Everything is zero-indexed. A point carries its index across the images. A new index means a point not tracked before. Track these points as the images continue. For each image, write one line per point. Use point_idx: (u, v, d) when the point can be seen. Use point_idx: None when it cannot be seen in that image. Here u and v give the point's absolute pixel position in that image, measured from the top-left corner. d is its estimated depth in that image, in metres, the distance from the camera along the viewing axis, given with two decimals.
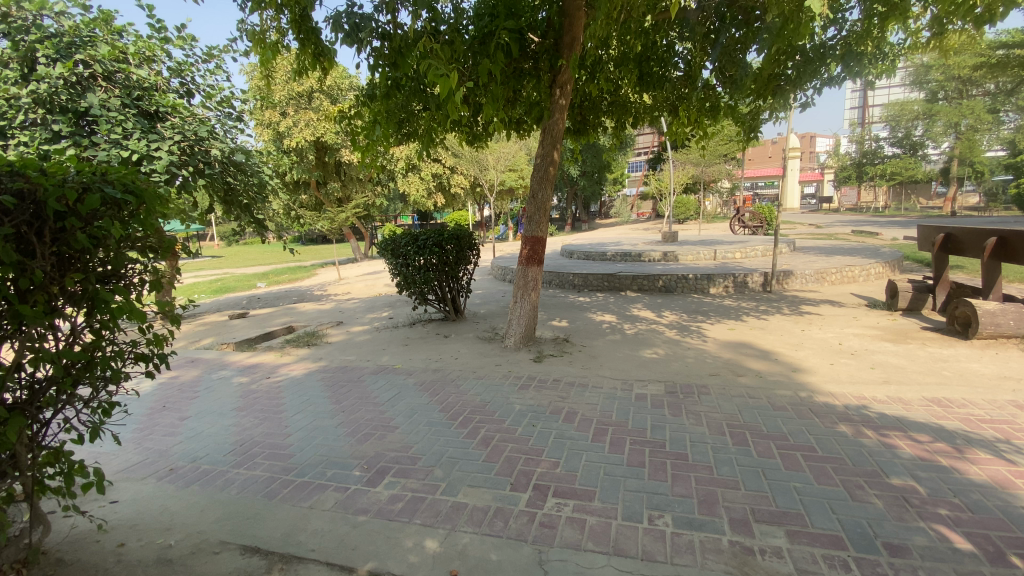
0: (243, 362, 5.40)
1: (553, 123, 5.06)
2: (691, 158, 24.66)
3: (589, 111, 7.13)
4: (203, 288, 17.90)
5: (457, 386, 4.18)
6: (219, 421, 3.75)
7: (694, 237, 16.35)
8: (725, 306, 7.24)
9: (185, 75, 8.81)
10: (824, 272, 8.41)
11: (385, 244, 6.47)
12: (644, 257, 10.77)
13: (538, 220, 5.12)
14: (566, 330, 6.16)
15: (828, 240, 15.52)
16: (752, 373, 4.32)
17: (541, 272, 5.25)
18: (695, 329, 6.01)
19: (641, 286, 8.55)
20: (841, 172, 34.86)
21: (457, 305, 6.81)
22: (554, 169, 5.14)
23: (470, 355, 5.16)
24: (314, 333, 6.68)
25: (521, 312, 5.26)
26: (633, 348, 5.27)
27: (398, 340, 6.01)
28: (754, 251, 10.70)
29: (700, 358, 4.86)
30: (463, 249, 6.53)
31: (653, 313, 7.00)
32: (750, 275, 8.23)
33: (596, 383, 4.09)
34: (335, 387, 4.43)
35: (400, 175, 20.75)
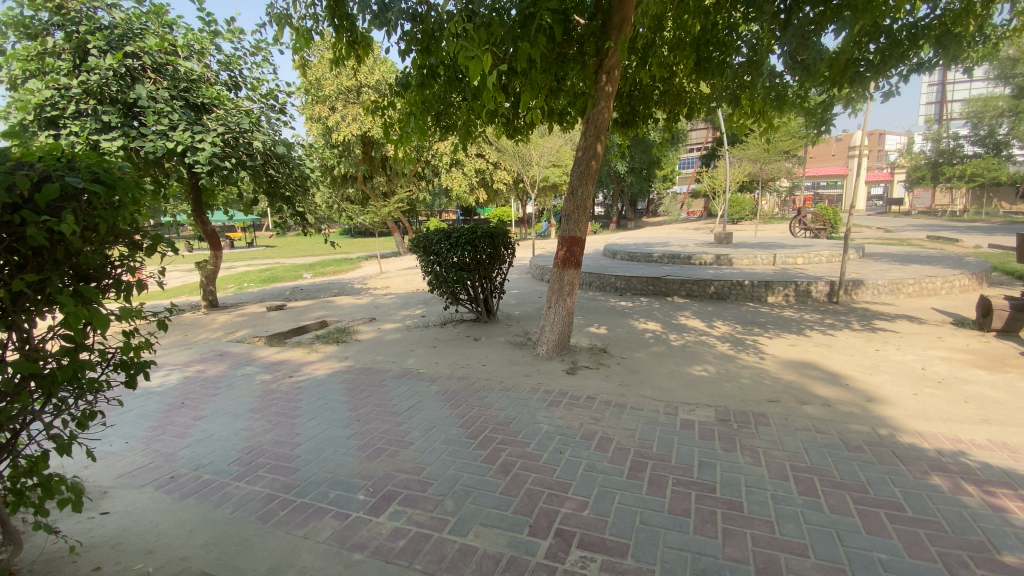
0: (270, 358, 5.29)
1: (598, 113, 4.61)
2: (748, 155, 23.30)
3: (639, 101, 6.62)
4: (253, 277, 18.47)
5: (482, 398, 3.86)
6: (232, 424, 3.59)
7: (749, 240, 15.36)
8: (786, 318, 6.56)
9: (234, 68, 8.96)
10: (900, 283, 7.53)
11: (417, 241, 6.22)
12: (695, 260, 10.09)
13: (577, 219, 4.70)
14: (606, 338, 5.72)
15: (901, 246, 14.16)
16: (818, 401, 3.76)
17: (579, 275, 4.85)
18: (750, 344, 5.42)
19: (690, 292, 7.95)
20: (914, 172, 32.21)
21: (490, 306, 6.51)
22: (596, 163, 4.70)
23: (500, 362, 4.82)
24: (345, 329, 6.53)
25: (556, 317, 4.87)
26: (679, 363, 4.78)
27: (428, 342, 5.74)
28: (817, 256, 9.82)
29: (756, 379, 4.32)
30: (497, 248, 6.21)
31: (703, 323, 6.43)
32: (814, 284, 7.47)
33: (635, 404, 3.66)
34: (356, 390, 4.20)
35: (444, 170, 20.69)
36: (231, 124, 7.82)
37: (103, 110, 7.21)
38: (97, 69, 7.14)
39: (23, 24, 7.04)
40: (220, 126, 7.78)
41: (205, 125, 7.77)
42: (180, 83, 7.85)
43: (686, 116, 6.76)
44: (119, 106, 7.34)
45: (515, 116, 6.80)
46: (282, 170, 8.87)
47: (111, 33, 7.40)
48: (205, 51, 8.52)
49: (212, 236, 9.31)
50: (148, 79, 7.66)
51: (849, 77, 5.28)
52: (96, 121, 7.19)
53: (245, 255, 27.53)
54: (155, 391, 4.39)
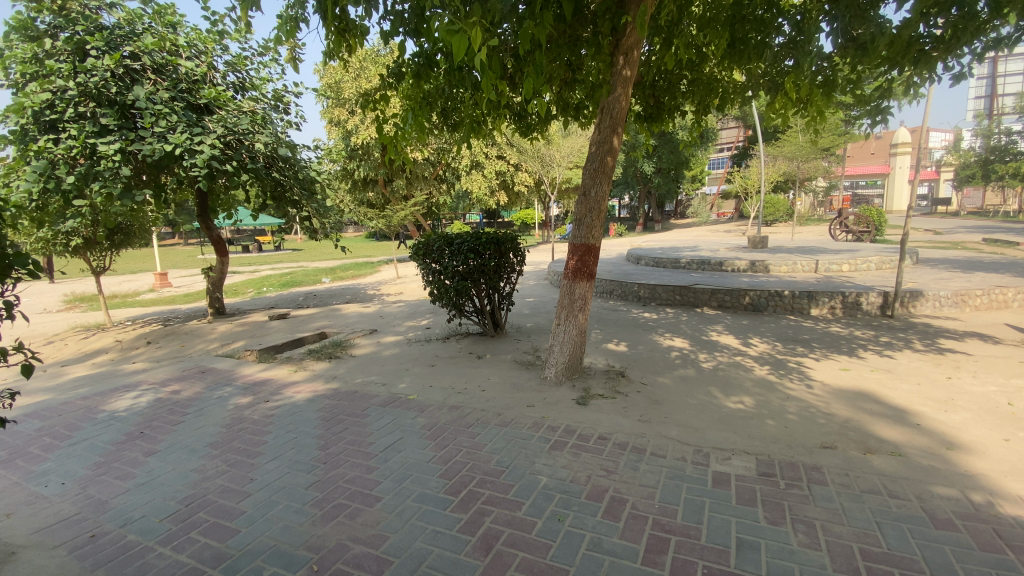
0: (253, 377, 4.83)
1: (612, 102, 3.98)
2: (784, 153, 22.01)
3: (664, 91, 6.00)
4: (272, 282, 18.35)
5: (474, 435, 3.27)
6: (184, 463, 3.12)
7: (787, 244, 14.38)
8: (833, 335, 5.77)
9: (242, 69, 8.67)
10: (965, 294, 6.62)
11: (416, 248, 5.68)
12: (727, 266, 9.30)
13: (591, 224, 4.08)
14: (625, 358, 5.06)
15: (958, 250, 12.96)
16: (885, 450, 3.04)
17: (592, 288, 4.23)
18: (794, 367, 4.68)
19: (722, 302, 7.21)
20: (963, 170, 30.19)
21: (497, 318, 5.96)
22: (612, 159, 4.08)
23: (502, 386, 4.23)
24: (342, 343, 6.04)
25: (565, 337, 4.27)
26: (710, 392, 4.10)
27: (426, 360, 5.20)
28: (865, 263, 8.90)
29: (805, 415, 3.60)
30: (504, 255, 5.65)
31: (738, 340, 5.70)
32: (864, 295, 6.64)
33: (656, 450, 3.01)
34: (334, 419, 3.68)
35: (464, 172, 20.32)
36: (233, 125, 7.48)
37: (101, 112, 6.98)
38: (95, 70, 6.90)
39: (26, 27, 6.86)
40: (219, 128, 7.43)
41: (206, 127, 7.44)
42: (180, 84, 7.57)
43: (719, 107, 6.02)
44: (117, 108, 7.05)
45: (527, 113, 6.32)
46: (288, 175, 8.50)
47: (111, 33, 7.20)
48: (211, 51, 8.26)
49: (218, 243, 9.02)
50: (148, 80, 7.41)
51: (913, 57, 4.48)
52: (95, 124, 6.92)
53: (269, 259, 27.72)
54: (117, 417, 3.96)
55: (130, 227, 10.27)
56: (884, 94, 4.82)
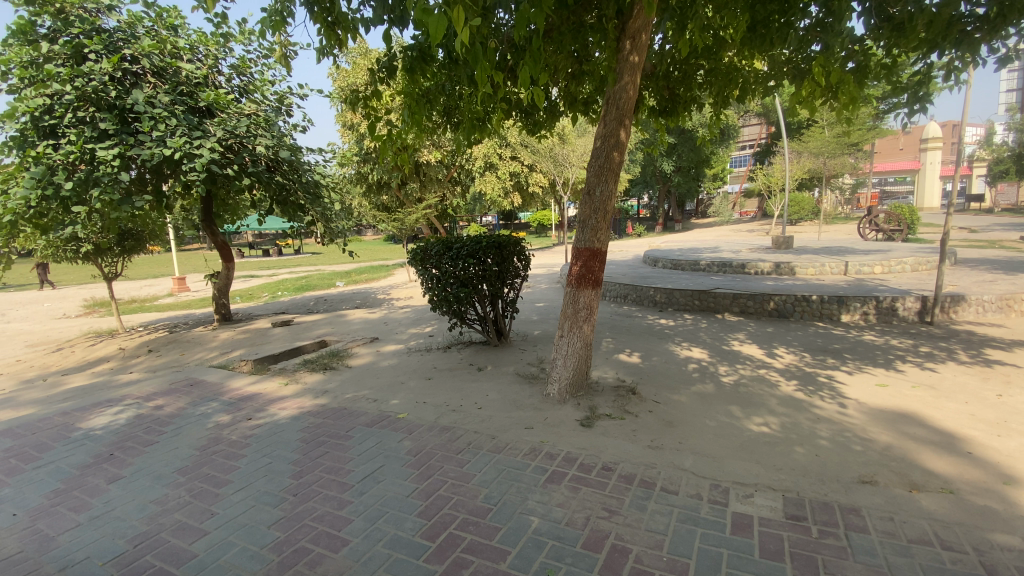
0: (241, 391, 4.60)
1: (618, 92, 3.60)
2: (809, 150, 21.18)
3: (679, 83, 5.64)
4: (287, 287, 18.35)
5: (462, 464, 2.93)
6: (146, 493, 2.87)
7: (812, 244, 13.72)
8: (867, 344, 5.29)
9: (246, 72, 8.53)
10: (1014, 298, 6.05)
11: (414, 254, 5.37)
12: (749, 268, 8.81)
13: (596, 227, 3.71)
14: (638, 371, 4.67)
15: (998, 249, 12.19)
16: (935, 486, 2.61)
17: (598, 296, 3.86)
18: (825, 383, 4.23)
19: (744, 308, 6.76)
20: (999, 164, 28.76)
21: (501, 326, 5.63)
22: (619, 154, 3.69)
23: (500, 404, 3.89)
24: (341, 353, 5.79)
25: (568, 350, 3.91)
26: (730, 412, 3.69)
27: (424, 372, 4.90)
28: (900, 264, 8.30)
29: (839, 442, 3.17)
30: (507, 259, 5.32)
31: (761, 351, 5.25)
32: (900, 300, 6.11)
33: (667, 485, 2.64)
34: (315, 441, 3.39)
35: (478, 174, 20.10)
36: (234, 128, 7.32)
37: (100, 117, 6.88)
38: (93, 74, 6.81)
39: (26, 32, 6.80)
40: (219, 131, 7.27)
41: (206, 130, 7.29)
42: (179, 87, 7.49)
43: (740, 98, 5.59)
44: (116, 113, 6.97)
45: (534, 109, 6.00)
46: (291, 179, 8.31)
47: (111, 36, 7.13)
48: (212, 54, 8.16)
49: (223, 248, 8.87)
50: (148, 83, 7.36)
51: (954, 39, 3.91)
52: (94, 129, 6.86)
53: (287, 263, 27.94)
54: (91, 436, 3.74)
55: (140, 232, 10.27)
56: (925, 78, 4.33)
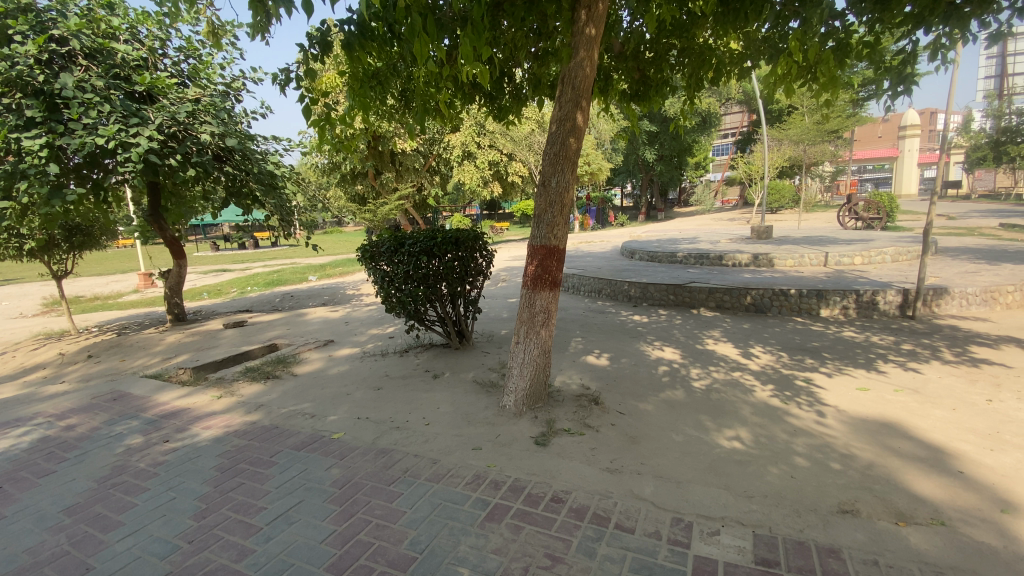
0: (168, 406, 4.16)
1: (574, 70, 3.21)
2: (790, 137, 21.01)
3: (650, 64, 5.28)
4: (257, 281, 17.69)
5: (393, 498, 2.55)
6: (19, 541, 2.45)
7: (793, 233, 13.55)
8: (847, 342, 5.02)
9: (192, 54, 7.93)
10: (997, 291, 5.83)
11: (363, 253, 4.91)
12: (728, 260, 8.55)
13: (553, 222, 3.33)
14: (604, 376, 4.33)
15: (976, 237, 12.11)
16: (922, 516, 2.31)
17: (556, 299, 3.49)
18: (802, 387, 3.94)
19: (720, 303, 6.48)
20: (974, 152, 28.94)
21: (463, 328, 5.24)
22: (577, 140, 3.29)
23: (449, 418, 3.51)
24: (289, 359, 5.35)
25: (525, 359, 3.52)
26: (700, 424, 3.36)
27: (374, 379, 4.50)
28: (880, 255, 8.08)
29: (817, 460, 2.86)
30: (466, 257, 4.91)
31: (737, 350, 4.95)
32: (881, 293, 5.87)
33: (622, 521, 2.30)
34: (232, 470, 2.99)
35: (456, 163, 19.59)
36: (176, 115, 6.76)
37: (25, 103, 6.24)
38: (15, 56, 6.16)
39: None
40: (160, 117, 6.71)
41: (145, 117, 6.72)
42: (112, 69, 6.86)
43: (714, 79, 5.22)
44: (44, 99, 6.30)
45: (499, 91, 5.58)
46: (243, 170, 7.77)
47: (38, 15, 6.50)
48: (154, 34, 7.56)
49: (172, 244, 8.39)
50: (79, 66, 6.66)
51: (943, 13, 3.53)
52: (19, 117, 6.21)
53: (261, 257, 27.08)
54: None
55: (91, 227, 9.54)
56: (910, 58, 4.01)
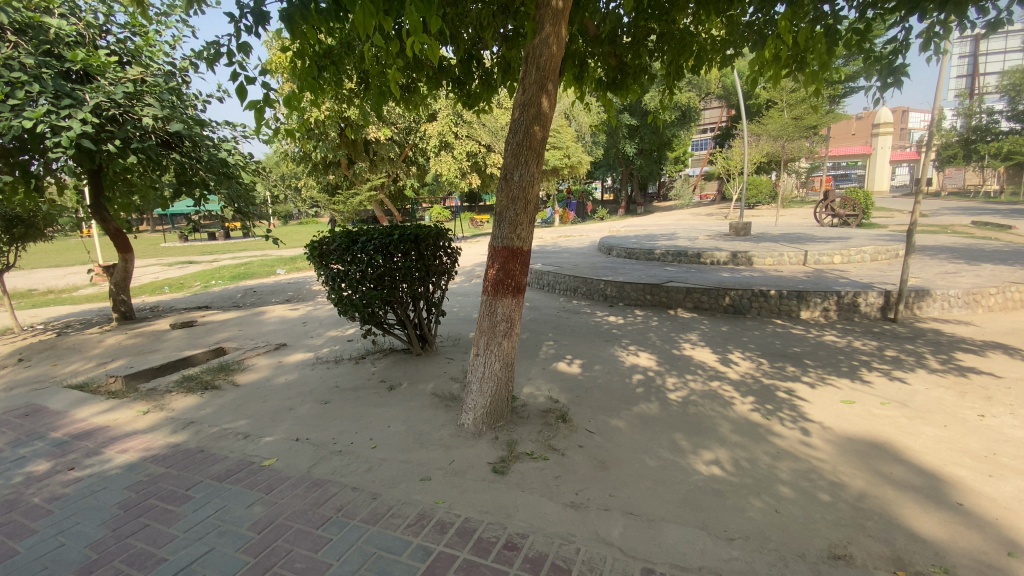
0: (85, 424, 3.69)
1: (538, 48, 2.83)
2: (768, 132, 20.99)
3: (627, 49, 4.94)
4: (222, 275, 16.92)
5: (319, 547, 2.18)
6: None
7: (772, 229, 13.46)
8: (829, 347, 4.78)
9: (137, 29, 7.25)
10: (979, 293, 5.69)
11: (311, 251, 4.45)
12: (706, 258, 8.33)
13: (515, 221, 2.95)
14: (575, 387, 4.00)
15: (950, 235, 12.15)
16: (923, 563, 2.03)
17: (520, 306, 3.11)
18: (785, 400, 3.67)
19: (698, 303, 6.22)
20: (944, 150, 29.51)
21: (425, 332, 4.84)
22: (542, 129, 2.91)
23: (399, 441, 3.14)
24: (233, 366, 4.89)
25: (484, 373, 3.14)
26: (675, 444, 3.05)
27: (323, 391, 4.10)
28: (859, 254, 7.95)
29: (803, 490, 2.57)
30: (427, 256, 4.50)
31: (715, 356, 4.68)
32: (862, 295, 5.67)
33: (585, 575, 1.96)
34: (139, 508, 2.57)
35: (432, 153, 19.03)
36: (114, 96, 6.16)
37: None
38: None
39: None
40: (95, 99, 6.08)
41: (79, 98, 6.11)
42: (44, 45, 6.18)
43: (696, 68, 4.90)
44: None
45: (467, 75, 5.20)
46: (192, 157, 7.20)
47: None
48: (94, 8, 6.91)
49: (117, 236, 7.73)
50: (7, 42, 6.02)
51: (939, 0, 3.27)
52: None
53: (229, 249, 26.08)
54: None
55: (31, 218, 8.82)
56: (901, 47, 3.76)
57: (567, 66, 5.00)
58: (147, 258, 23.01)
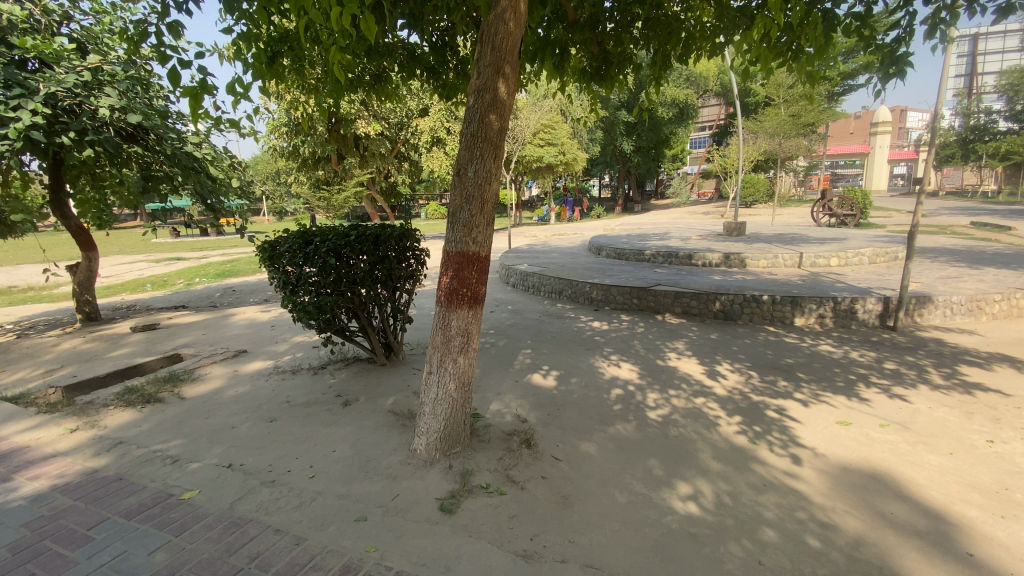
0: (3, 444, 3.33)
1: (494, 25, 2.49)
2: (765, 130, 20.66)
3: (609, 36, 4.60)
4: (208, 272, 16.53)
5: None
6: None
7: (768, 229, 13.14)
8: (824, 358, 4.46)
9: (99, 15, 6.86)
10: (983, 300, 5.37)
11: (262, 253, 4.10)
12: (698, 259, 8.00)
13: (470, 223, 2.60)
14: (547, 402, 3.66)
15: (949, 237, 11.84)
16: None
17: (478, 319, 2.76)
18: (774, 420, 3.34)
19: (687, 308, 5.89)
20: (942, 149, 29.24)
21: (390, 340, 4.51)
22: (500, 118, 2.57)
23: (342, 469, 2.80)
24: (182, 376, 4.52)
25: (438, 394, 2.79)
26: (649, 474, 2.71)
27: (272, 406, 3.75)
28: (857, 257, 7.63)
29: (790, 534, 2.24)
30: (388, 258, 4.17)
31: (701, 368, 4.35)
32: (860, 301, 5.35)
33: None
34: (25, 555, 2.22)
35: (424, 150, 18.68)
36: (69, 86, 5.82)
37: None
38: None
39: None
40: (48, 88, 5.71)
41: (32, 88, 5.73)
42: None
43: (683, 57, 4.56)
44: None
45: (440, 61, 4.87)
46: (156, 151, 6.83)
47: None
48: None
49: (79, 234, 7.48)
50: None
51: None
52: None
53: (219, 245, 25.72)
54: None
55: None
56: (906, 33, 3.42)
57: (546, 53, 4.64)
58: (133, 254, 22.54)
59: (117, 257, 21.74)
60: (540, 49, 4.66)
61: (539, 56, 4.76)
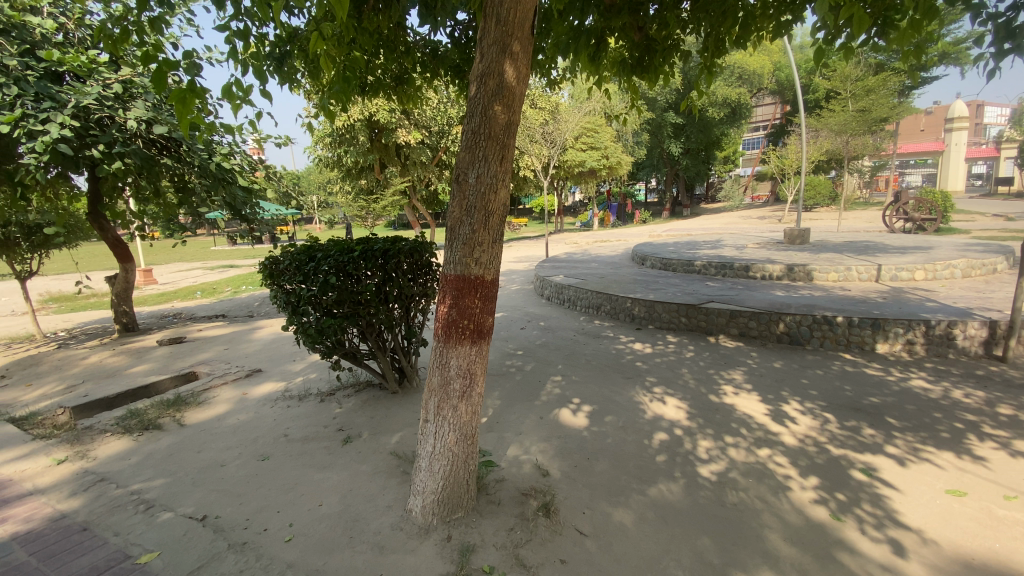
0: None
1: None
2: (830, 126, 19.13)
3: (653, 19, 4.01)
4: (254, 279, 16.86)
5: None
6: None
7: (835, 236, 11.95)
8: (919, 398, 3.66)
9: None
10: None
11: (266, 270, 3.77)
12: (756, 271, 7.19)
13: (472, 240, 2.11)
14: (574, 447, 3.10)
15: None
16: None
17: (484, 357, 2.26)
18: (862, 484, 2.65)
19: (744, 329, 5.16)
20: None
21: (404, 366, 4.08)
22: (507, 109, 2.07)
23: (325, 533, 2.35)
24: (189, 399, 4.24)
25: (435, 448, 2.30)
26: (699, 562, 2.11)
27: (270, 441, 3.37)
28: (948, 269, 6.60)
29: None
30: (399, 275, 3.73)
31: (764, 406, 3.66)
32: (960, 325, 4.47)
33: None
34: None
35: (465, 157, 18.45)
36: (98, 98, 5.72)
37: None
38: None
39: None
40: (78, 100, 5.62)
41: (63, 100, 5.65)
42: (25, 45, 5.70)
43: (740, 42, 3.87)
44: None
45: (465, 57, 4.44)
46: (186, 162, 6.73)
47: None
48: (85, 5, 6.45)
49: (117, 245, 7.46)
50: None
51: None
52: None
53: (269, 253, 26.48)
54: None
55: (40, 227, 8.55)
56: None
57: (580, 45, 4.06)
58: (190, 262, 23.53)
59: (176, 264, 22.73)
60: (574, 40, 4.11)
61: (573, 48, 4.21)
